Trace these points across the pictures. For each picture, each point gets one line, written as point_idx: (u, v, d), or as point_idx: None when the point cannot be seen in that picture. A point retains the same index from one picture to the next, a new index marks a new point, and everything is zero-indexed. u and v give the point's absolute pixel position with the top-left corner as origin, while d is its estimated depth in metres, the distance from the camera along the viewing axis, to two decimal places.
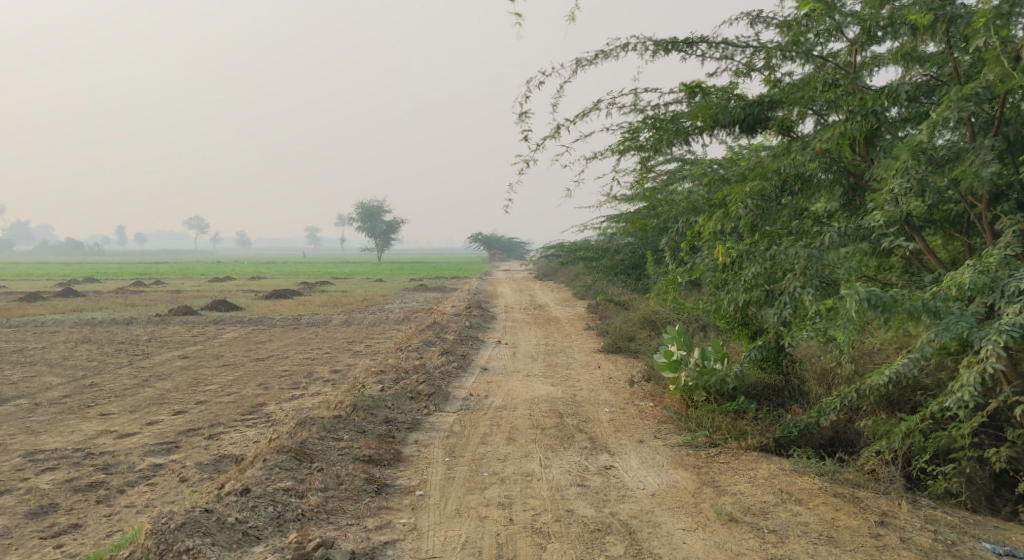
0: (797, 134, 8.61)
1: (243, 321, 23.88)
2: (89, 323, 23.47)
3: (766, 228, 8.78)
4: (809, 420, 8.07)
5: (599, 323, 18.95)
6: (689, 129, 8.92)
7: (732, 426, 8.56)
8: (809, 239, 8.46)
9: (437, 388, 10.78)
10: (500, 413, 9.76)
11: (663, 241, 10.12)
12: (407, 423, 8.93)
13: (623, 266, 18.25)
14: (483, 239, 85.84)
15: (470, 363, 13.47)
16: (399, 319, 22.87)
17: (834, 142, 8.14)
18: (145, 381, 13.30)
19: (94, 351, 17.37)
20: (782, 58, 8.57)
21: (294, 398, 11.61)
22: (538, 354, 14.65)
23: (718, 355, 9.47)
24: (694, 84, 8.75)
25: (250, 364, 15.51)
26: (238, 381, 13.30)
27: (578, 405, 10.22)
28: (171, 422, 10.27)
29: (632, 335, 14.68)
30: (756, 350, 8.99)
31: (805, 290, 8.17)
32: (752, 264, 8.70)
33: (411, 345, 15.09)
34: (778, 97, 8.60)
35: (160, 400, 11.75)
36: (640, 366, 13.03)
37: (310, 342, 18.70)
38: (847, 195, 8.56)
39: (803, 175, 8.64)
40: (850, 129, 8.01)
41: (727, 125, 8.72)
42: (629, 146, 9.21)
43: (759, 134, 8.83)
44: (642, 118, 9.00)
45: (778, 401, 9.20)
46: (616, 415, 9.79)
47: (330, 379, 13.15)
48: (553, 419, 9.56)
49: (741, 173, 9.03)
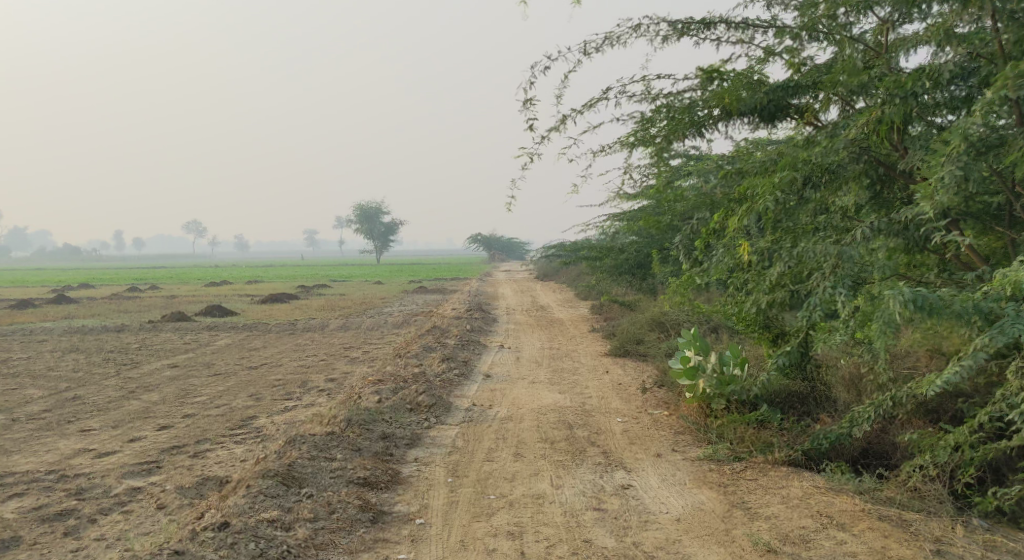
0: (823, 124, 8.06)
1: (238, 327, 23.28)
2: (79, 331, 22.81)
3: (789, 224, 8.16)
4: (841, 432, 7.43)
5: (604, 325, 18.35)
6: (706, 118, 8.30)
7: (756, 437, 7.94)
8: (838, 236, 7.83)
9: (438, 398, 10.14)
10: (506, 425, 9.14)
11: (677, 240, 9.59)
12: (406, 439, 8.30)
13: (628, 265, 17.60)
14: (482, 240, 85.11)
15: (473, 370, 12.83)
16: (398, 323, 22.23)
17: (868, 129, 7.54)
18: (131, 394, 12.67)
19: (81, 361, 16.75)
20: (806, 40, 7.95)
21: (286, 411, 10.98)
22: (543, 359, 14.01)
23: (737, 361, 8.81)
24: (711, 67, 8.05)
25: (242, 372, 14.87)
26: (229, 393, 12.68)
27: (588, 415, 9.60)
28: (154, 439, 9.63)
29: (640, 338, 14.04)
30: (784, 357, 8.23)
31: (838, 291, 7.55)
32: (777, 263, 8.10)
33: (410, 351, 14.46)
34: (804, 82, 7.99)
35: (145, 415, 11.11)
36: (650, 371, 12.39)
37: (305, 349, 18.05)
38: (875, 187, 7.87)
39: (829, 167, 7.83)
40: (887, 114, 7.36)
41: (746, 113, 8.13)
42: (639, 138, 8.61)
43: (781, 122, 8.26)
44: (654, 106, 8.37)
45: (805, 410, 8.54)
46: (630, 425, 9.16)
47: (325, 388, 12.51)
48: (563, 431, 8.92)
49: (762, 165, 8.38)
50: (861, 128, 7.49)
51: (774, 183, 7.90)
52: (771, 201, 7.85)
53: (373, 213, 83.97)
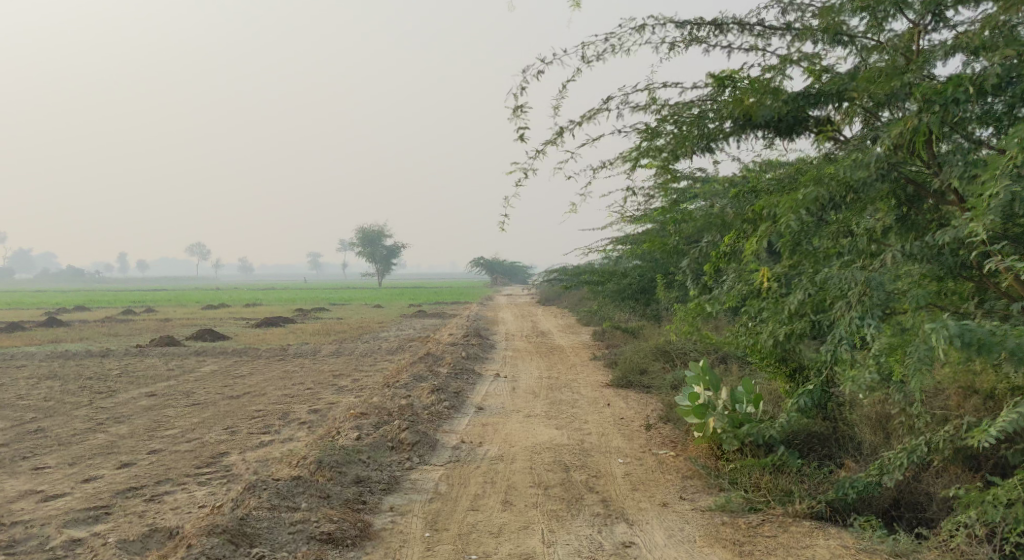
0: (846, 139, 7.31)
1: (227, 352, 22.42)
2: (61, 356, 21.99)
3: (808, 247, 7.33)
4: (869, 480, 6.71)
5: (606, 353, 17.49)
6: (716, 132, 7.50)
7: (774, 485, 7.14)
8: (865, 262, 7.03)
9: (423, 435, 9.29)
10: (495, 466, 8.32)
11: (683, 265, 8.74)
12: (382, 483, 7.46)
13: (630, 290, 16.77)
14: (484, 263, 84.39)
15: (464, 402, 11.98)
16: (392, 349, 21.38)
17: (905, 139, 6.68)
18: (98, 427, 11.82)
19: (56, 389, 15.89)
20: (826, 47, 7.19)
21: (260, 447, 10.15)
22: (541, 390, 13.16)
23: (751, 398, 8.17)
24: (723, 73, 7.24)
25: (222, 402, 14.03)
26: (202, 425, 11.83)
27: (587, 455, 8.77)
28: (111, 478, 8.81)
29: (643, 368, 13.20)
30: (806, 397, 7.47)
31: (866, 322, 6.68)
32: (795, 292, 7.28)
33: (399, 380, 13.61)
34: (827, 91, 7.11)
35: (107, 450, 10.28)
36: (655, 404, 11.57)
37: (292, 376, 17.22)
38: (902, 208, 7.04)
39: (856, 184, 6.89)
40: (925, 123, 6.54)
41: (761, 125, 7.34)
42: (641, 154, 7.81)
43: (799, 137, 7.47)
44: (661, 116, 7.55)
45: (827, 452, 7.70)
46: (632, 468, 8.30)
47: (306, 420, 11.67)
48: (558, 474, 8.08)
49: (781, 183, 7.69)
50: (894, 139, 6.66)
51: (798, 201, 7.02)
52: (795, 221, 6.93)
53: (374, 237, 83.25)
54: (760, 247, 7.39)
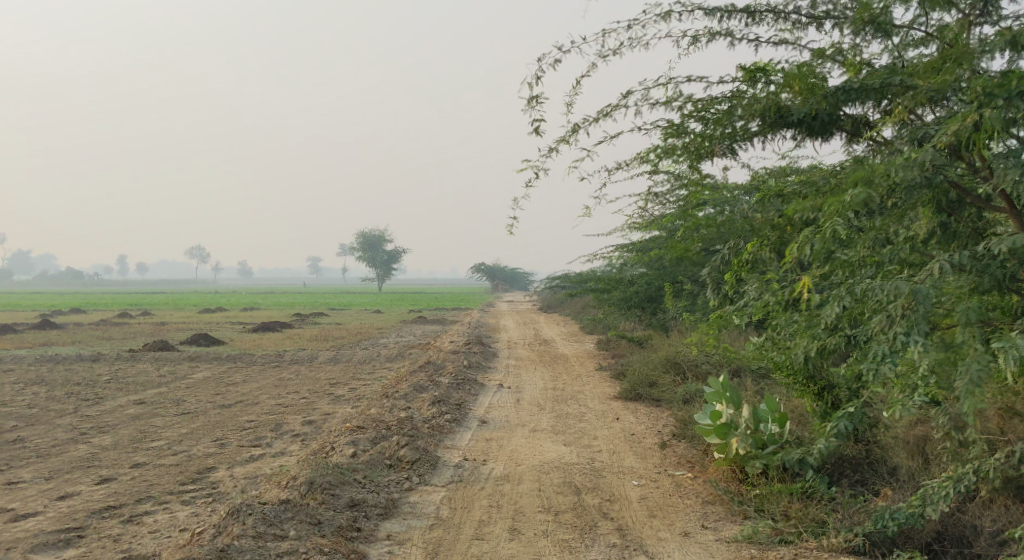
0: (884, 139, 6.69)
1: (221, 358, 21.83)
2: (51, 360, 21.39)
3: (843, 255, 6.69)
4: (911, 511, 6.12)
5: (612, 363, 16.89)
6: (740, 131, 6.91)
7: (804, 514, 6.58)
8: (906, 272, 6.37)
9: (423, 452, 8.69)
10: (501, 487, 7.75)
11: (703, 274, 8.12)
12: (379, 507, 6.88)
13: (637, 298, 16.18)
14: (484, 269, 83.80)
15: (467, 414, 11.38)
16: (392, 356, 20.76)
17: (960, 137, 5.96)
18: (81, 438, 11.24)
19: (41, 395, 15.30)
20: (866, 38, 6.62)
21: (250, 461, 9.57)
22: (546, 402, 12.54)
23: (776, 416, 7.60)
24: (754, 65, 6.58)
25: (214, 411, 13.43)
26: (191, 436, 11.25)
27: (598, 476, 8.20)
28: (88, 496, 8.25)
29: (653, 381, 12.60)
30: (845, 420, 6.73)
31: (912, 339, 5.96)
32: (832, 304, 6.61)
33: (397, 390, 13.02)
34: (868, 85, 6.45)
35: (87, 463, 9.71)
36: (667, 420, 10.98)
37: (288, 384, 16.61)
38: (945, 215, 6.40)
39: (901, 186, 6.22)
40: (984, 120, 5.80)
41: (790, 123, 6.74)
42: (662, 153, 7.23)
43: (832, 137, 6.83)
44: (685, 110, 6.92)
45: (860, 477, 7.10)
46: (648, 491, 7.71)
47: (300, 433, 11.09)
48: (569, 497, 7.49)
49: (812, 185, 7.07)
50: (951, 136, 5.91)
51: (844, 203, 6.21)
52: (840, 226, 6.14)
53: (375, 242, 82.62)
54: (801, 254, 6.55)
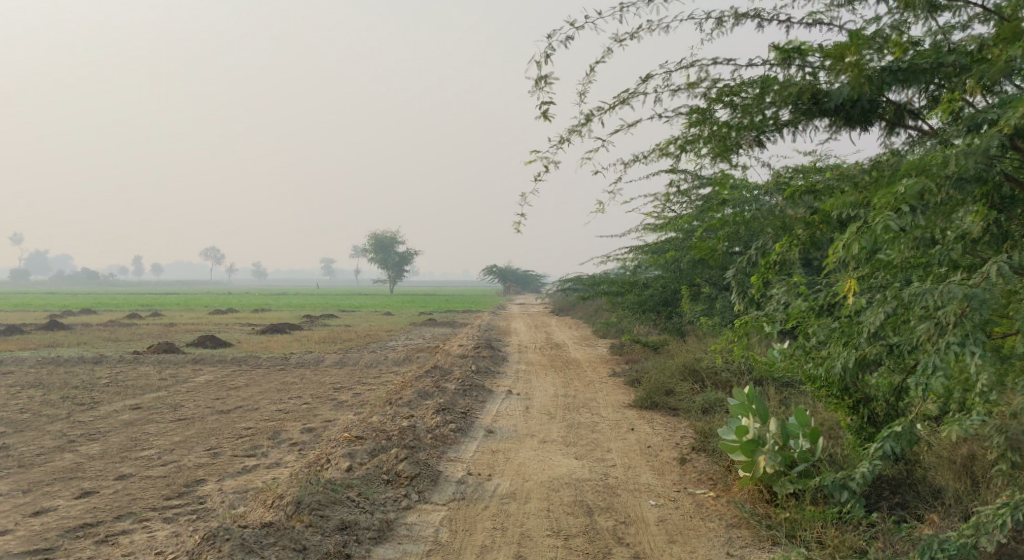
0: (931, 127, 6.05)
1: (226, 360, 21.29)
2: (53, 362, 20.90)
3: (884, 256, 6.02)
4: (963, 542, 5.43)
5: (626, 368, 16.26)
6: (770, 120, 6.29)
7: (841, 541, 5.97)
8: (960, 275, 5.68)
9: (424, 466, 8.08)
10: (506, 506, 7.16)
11: (727, 276, 7.40)
12: (372, 529, 6.41)
13: (652, 302, 15.54)
14: (497, 272, 83.26)
15: (473, 424, 10.77)
16: (399, 360, 20.18)
17: None
18: (68, 446, 10.69)
19: (35, 399, 14.79)
20: (911, 16, 5.98)
21: (241, 474, 8.99)
22: (557, 410, 11.92)
23: (806, 432, 6.98)
24: (789, 45, 5.95)
25: (210, 417, 12.87)
26: (183, 444, 10.70)
27: (613, 493, 7.59)
28: (64, 512, 7.71)
29: (669, 389, 11.96)
30: (891, 441, 5.97)
31: (968, 350, 5.33)
32: (875, 308, 5.95)
33: (401, 397, 12.44)
34: (914, 68, 5.83)
35: (69, 474, 9.16)
36: (685, 432, 10.36)
37: (291, 389, 16.04)
38: (1001, 213, 5.73)
39: (956, 179, 5.53)
40: None
41: (825, 111, 6.12)
42: (684, 144, 6.60)
43: (871, 126, 6.20)
44: (711, 95, 6.30)
45: (900, 501, 6.45)
46: (667, 511, 7.10)
47: (298, 442, 10.52)
48: (580, 518, 6.89)
49: (850, 180, 6.43)
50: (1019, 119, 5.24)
51: (897, 195, 5.54)
52: (891, 221, 5.47)
53: (388, 243, 82.18)
54: (842, 253, 5.88)
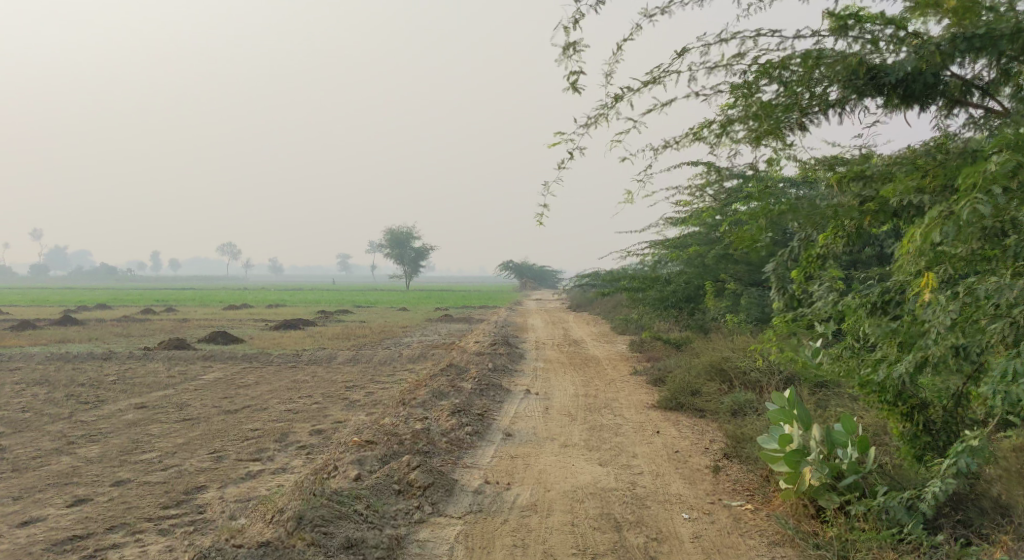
0: (999, 105, 5.45)
1: (237, 357, 20.82)
2: (62, 358, 20.48)
3: (953, 249, 5.43)
4: None
5: (648, 366, 15.65)
6: (820, 97, 5.70)
7: None
8: None
9: (438, 475, 7.51)
10: (526, 519, 6.62)
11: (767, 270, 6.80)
12: (380, 548, 5.92)
13: (675, 298, 14.92)
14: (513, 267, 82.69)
15: (490, 426, 10.20)
16: (414, 358, 19.63)
17: None
18: (66, 448, 10.21)
19: (38, 398, 14.31)
20: None
21: (246, 480, 8.48)
22: (578, 411, 11.36)
23: (855, 440, 6.38)
24: (845, 11, 5.36)
25: (217, 417, 12.36)
26: (185, 447, 10.19)
27: (642, 505, 7.01)
28: (54, 521, 7.22)
29: (695, 389, 11.35)
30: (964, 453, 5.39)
31: None
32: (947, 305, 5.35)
33: (414, 397, 11.88)
34: (984, 38, 5.24)
35: (65, 480, 8.66)
36: (714, 435, 9.77)
37: (301, 387, 15.51)
38: None
39: None
40: None
41: (882, 86, 5.54)
42: (724, 124, 6.00)
43: (929, 105, 5.61)
44: (757, 69, 5.70)
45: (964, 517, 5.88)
46: (704, 526, 6.52)
47: (306, 445, 9.99)
48: (608, 534, 6.33)
49: (907, 164, 5.84)
50: None
51: (985, 174, 4.95)
52: (974, 205, 4.87)
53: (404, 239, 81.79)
54: (910, 243, 5.28)
